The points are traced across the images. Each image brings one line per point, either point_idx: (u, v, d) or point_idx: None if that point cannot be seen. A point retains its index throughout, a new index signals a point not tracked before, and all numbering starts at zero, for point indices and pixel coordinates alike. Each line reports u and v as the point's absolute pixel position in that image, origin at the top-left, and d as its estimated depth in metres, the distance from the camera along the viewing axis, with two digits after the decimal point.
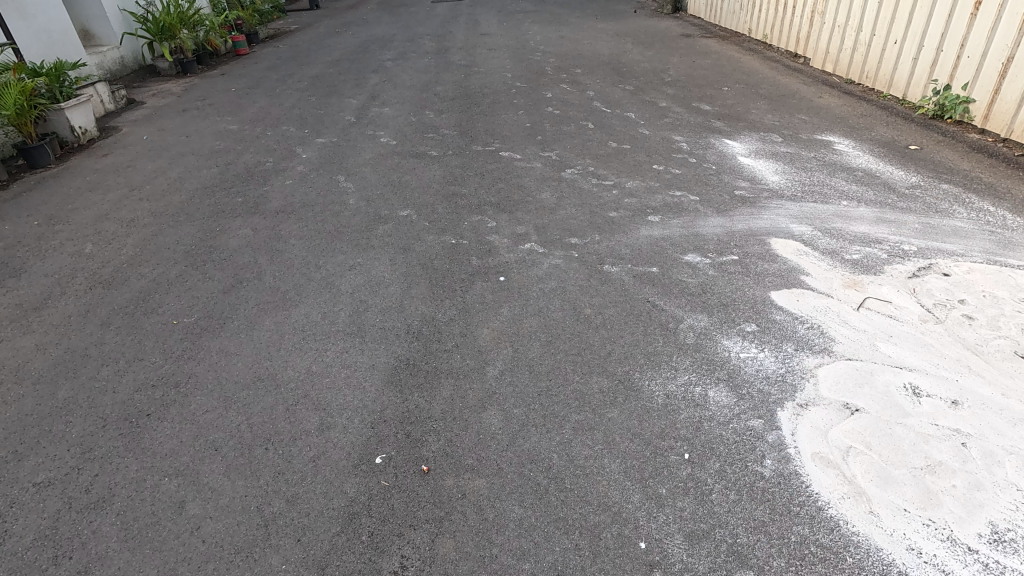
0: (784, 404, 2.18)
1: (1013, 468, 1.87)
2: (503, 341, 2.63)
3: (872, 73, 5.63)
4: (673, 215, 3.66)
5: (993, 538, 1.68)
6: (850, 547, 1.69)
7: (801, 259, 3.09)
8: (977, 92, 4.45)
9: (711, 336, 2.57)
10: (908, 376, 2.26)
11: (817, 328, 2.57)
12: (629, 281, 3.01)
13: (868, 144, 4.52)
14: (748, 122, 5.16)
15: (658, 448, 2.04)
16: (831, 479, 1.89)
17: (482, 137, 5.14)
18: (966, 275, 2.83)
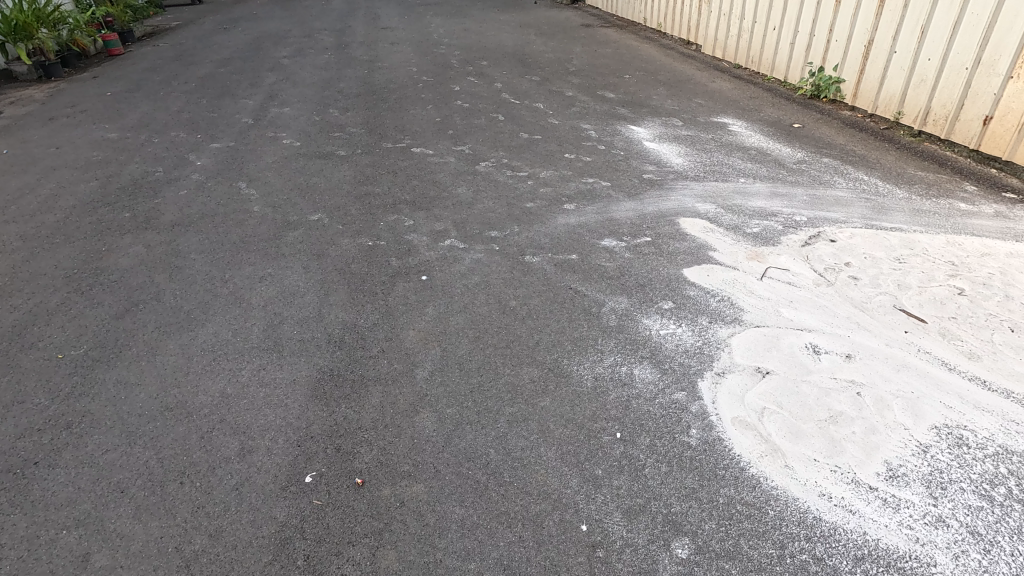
0: (703, 375, 2.30)
1: (900, 410, 2.08)
2: (431, 340, 2.59)
3: (756, 59, 6.04)
4: (587, 202, 3.75)
5: (889, 475, 1.86)
6: (771, 501, 1.81)
7: (708, 236, 3.27)
8: (846, 73, 4.90)
9: (632, 317, 2.66)
10: (808, 336, 2.45)
11: (727, 300, 2.73)
12: (550, 270, 3.05)
13: (757, 124, 4.85)
14: (650, 108, 5.38)
15: (591, 431, 2.09)
16: (750, 441, 2.01)
17: (391, 133, 5.01)
18: (849, 240, 3.11)
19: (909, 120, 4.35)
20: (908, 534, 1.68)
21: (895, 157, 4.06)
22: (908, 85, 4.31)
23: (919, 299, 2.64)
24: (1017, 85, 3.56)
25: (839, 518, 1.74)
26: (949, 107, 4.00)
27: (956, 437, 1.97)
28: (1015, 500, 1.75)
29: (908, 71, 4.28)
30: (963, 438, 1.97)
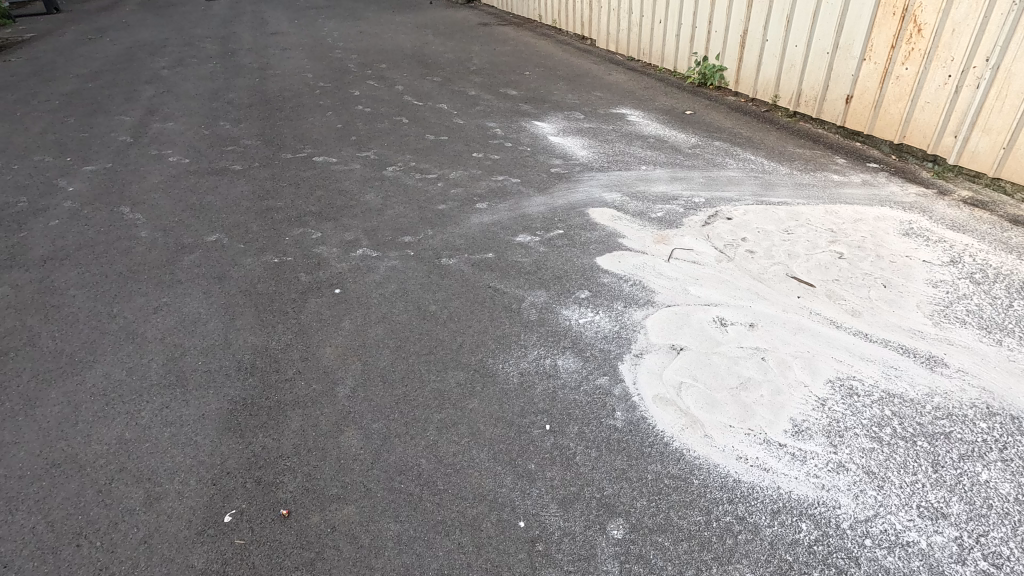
0: (623, 358, 2.38)
1: (799, 369, 2.26)
2: (350, 355, 2.50)
3: (647, 51, 6.33)
4: (498, 200, 3.76)
5: (795, 431, 2.01)
6: (694, 471, 1.90)
7: (617, 223, 3.39)
8: (727, 61, 5.24)
9: (552, 309, 2.71)
10: (715, 310, 2.60)
11: (639, 283, 2.84)
12: (468, 271, 3.03)
13: (653, 113, 5.08)
14: (552, 102, 5.49)
15: (521, 426, 2.11)
16: (671, 416, 2.11)
17: (290, 143, 4.78)
18: (743, 217, 3.34)
19: (785, 102, 4.72)
20: (816, 483, 1.82)
21: (776, 137, 4.40)
22: (781, 70, 4.68)
23: (807, 265, 2.87)
24: (870, 65, 3.95)
25: (755, 477, 1.86)
26: (817, 88, 4.38)
27: (848, 388, 2.16)
28: (899, 437, 1.94)
29: (779, 57, 4.65)
30: (853, 387, 2.16)
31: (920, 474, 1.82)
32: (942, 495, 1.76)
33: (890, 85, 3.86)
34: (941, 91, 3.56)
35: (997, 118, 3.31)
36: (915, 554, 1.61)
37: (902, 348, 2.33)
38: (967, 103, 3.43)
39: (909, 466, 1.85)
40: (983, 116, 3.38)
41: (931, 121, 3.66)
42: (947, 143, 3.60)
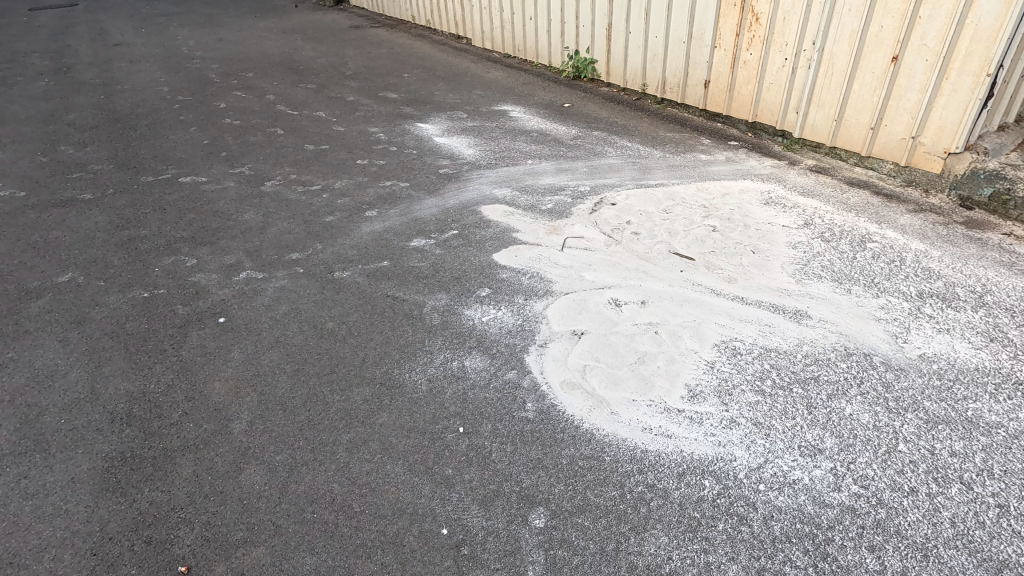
0: (528, 350, 2.42)
1: (689, 338, 2.43)
2: (243, 387, 2.32)
3: (522, 48, 6.46)
4: (389, 206, 3.67)
5: (691, 395, 2.15)
6: (605, 448, 1.98)
7: (510, 218, 3.44)
8: (597, 54, 5.48)
9: (454, 311, 2.69)
10: (609, 292, 2.72)
11: (537, 275, 2.90)
12: (363, 282, 2.94)
13: (533, 108, 5.21)
14: (433, 103, 5.44)
15: (434, 433, 2.08)
16: (579, 399, 2.18)
17: (149, 164, 4.35)
18: (626, 201, 3.52)
19: (652, 90, 5.03)
20: (713, 440, 1.97)
21: (648, 123, 4.68)
22: (645, 61, 4.97)
23: (686, 240, 3.08)
24: (721, 52, 4.31)
25: (660, 444, 1.97)
26: (678, 76, 4.71)
27: (732, 349, 2.35)
28: (778, 387, 2.15)
29: (643, 48, 4.94)
30: (736, 348, 2.36)
31: (798, 417, 2.02)
32: (817, 432, 1.96)
33: (739, 70, 4.23)
34: (781, 73, 3.96)
35: (828, 94, 3.74)
36: (801, 489, 1.78)
37: (773, 306, 2.57)
38: (803, 83, 3.85)
39: (788, 412, 2.05)
40: (816, 94, 3.81)
41: (777, 100, 4.06)
42: (791, 119, 4.03)
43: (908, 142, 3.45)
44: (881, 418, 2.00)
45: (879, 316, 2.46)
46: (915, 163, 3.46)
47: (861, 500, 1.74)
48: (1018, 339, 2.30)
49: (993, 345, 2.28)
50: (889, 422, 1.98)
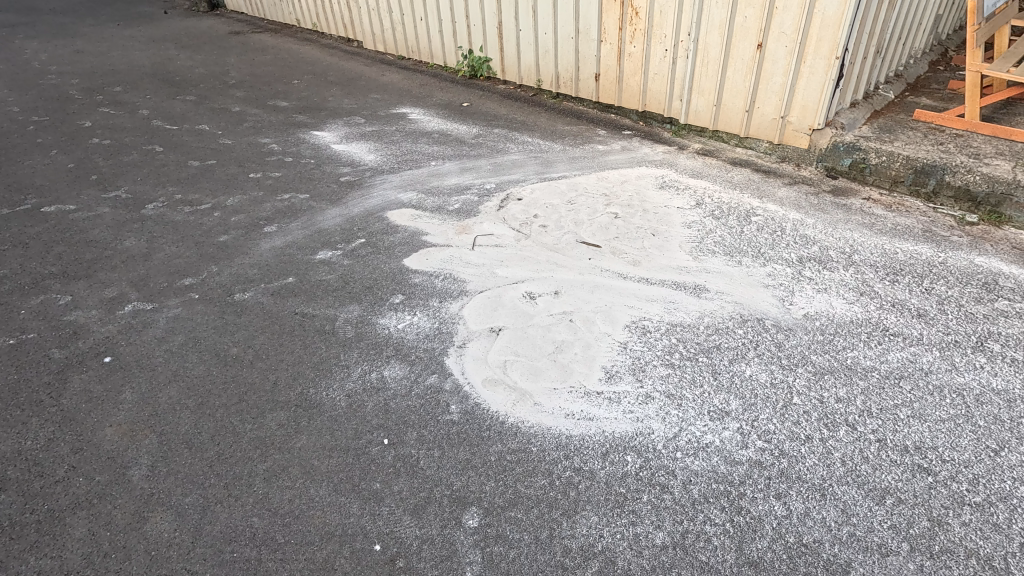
0: (448, 352, 2.41)
1: (602, 322, 2.52)
2: (140, 429, 2.13)
3: (415, 49, 6.38)
4: (289, 219, 3.50)
5: (608, 377, 2.23)
6: (531, 439, 2.01)
7: (418, 222, 3.39)
8: (490, 53, 5.52)
9: (368, 321, 2.62)
10: (523, 286, 2.76)
11: (450, 276, 2.89)
12: (268, 302, 2.78)
13: (432, 109, 5.17)
14: (328, 110, 5.25)
15: (358, 449, 2.01)
16: (502, 394, 2.19)
17: (4, 195, 3.86)
18: (532, 195, 3.58)
19: (548, 86, 5.15)
20: (632, 417, 2.06)
21: (546, 118, 4.79)
22: (538, 57, 5.07)
23: (591, 229, 3.19)
24: (607, 46, 4.48)
25: (583, 428, 2.03)
26: (571, 70, 4.85)
27: (642, 328, 2.47)
28: (686, 359, 2.29)
29: (534, 45, 5.03)
30: (646, 326, 2.47)
31: (705, 384, 2.16)
32: (723, 396, 2.11)
33: (625, 62, 4.43)
34: (663, 64, 4.19)
35: (707, 81, 4.01)
36: (713, 451, 1.91)
37: (675, 283, 2.73)
38: (684, 72, 4.09)
39: (696, 380, 2.18)
40: (696, 81, 4.07)
41: (662, 89, 4.30)
42: (677, 106, 4.28)
43: (778, 122, 3.77)
44: (777, 375, 2.18)
45: (767, 283, 2.68)
46: (786, 140, 3.80)
47: (766, 453, 1.89)
48: (882, 290, 2.59)
49: (863, 298, 2.55)
50: (784, 378, 2.17)
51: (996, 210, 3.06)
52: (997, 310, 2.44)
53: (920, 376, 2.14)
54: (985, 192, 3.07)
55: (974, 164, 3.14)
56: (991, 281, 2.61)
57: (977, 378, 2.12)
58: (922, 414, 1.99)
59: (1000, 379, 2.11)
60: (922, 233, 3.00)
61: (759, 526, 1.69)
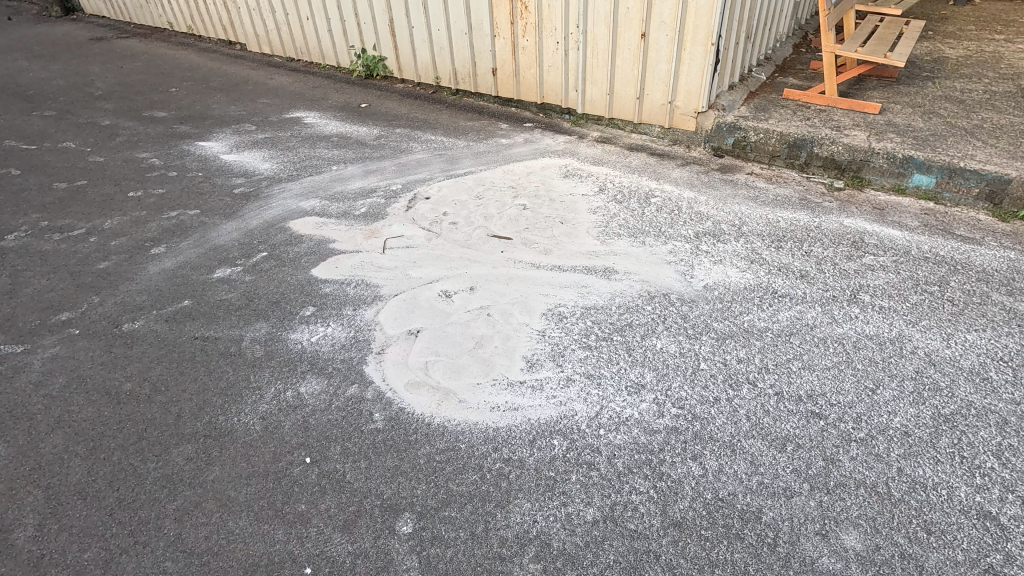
0: (367, 360, 2.34)
1: (519, 312, 2.56)
2: (21, 487, 1.91)
3: (305, 50, 6.11)
4: (180, 238, 3.25)
5: (529, 365, 2.27)
6: (459, 436, 2.01)
7: (323, 229, 3.27)
8: (384, 51, 5.39)
9: (278, 337, 2.49)
10: (438, 285, 2.74)
11: (362, 282, 2.81)
12: (164, 329, 2.57)
13: (328, 112, 4.98)
14: (214, 118, 4.92)
15: (278, 472, 1.92)
16: (426, 396, 2.17)
17: None
18: (440, 193, 3.55)
19: (446, 82, 5.12)
20: (555, 401, 2.11)
21: (448, 115, 4.76)
22: (433, 54, 5.02)
23: (501, 222, 3.22)
24: (501, 41, 4.52)
25: (509, 419, 2.06)
26: (468, 66, 4.85)
27: (558, 314, 2.54)
28: (602, 339, 2.37)
29: (428, 42, 4.97)
30: (561, 312, 2.54)
31: (621, 361, 2.26)
32: (639, 370, 2.21)
33: (520, 56, 4.48)
34: (556, 56, 4.29)
35: (598, 71, 4.15)
36: (633, 424, 2.00)
37: (586, 268, 2.82)
38: (576, 63, 4.21)
39: (613, 359, 2.27)
40: (589, 72, 4.20)
41: (558, 81, 4.40)
42: (574, 97, 4.40)
43: (667, 107, 3.99)
44: (685, 345, 2.32)
45: (670, 260, 2.83)
46: (676, 124, 4.02)
47: (681, 419, 2.01)
48: (769, 257, 2.82)
49: (754, 266, 2.76)
50: (691, 347, 2.31)
51: (858, 176, 3.42)
52: (865, 265, 2.73)
53: (807, 330, 2.36)
54: (847, 160, 3.41)
55: (836, 135, 3.48)
56: (858, 240, 2.92)
57: (853, 327, 2.36)
58: (811, 365, 2.20)
59: (872, 326, 2.37)
60: (799, 201, 3.29)
61: (680, 488, 1.80)
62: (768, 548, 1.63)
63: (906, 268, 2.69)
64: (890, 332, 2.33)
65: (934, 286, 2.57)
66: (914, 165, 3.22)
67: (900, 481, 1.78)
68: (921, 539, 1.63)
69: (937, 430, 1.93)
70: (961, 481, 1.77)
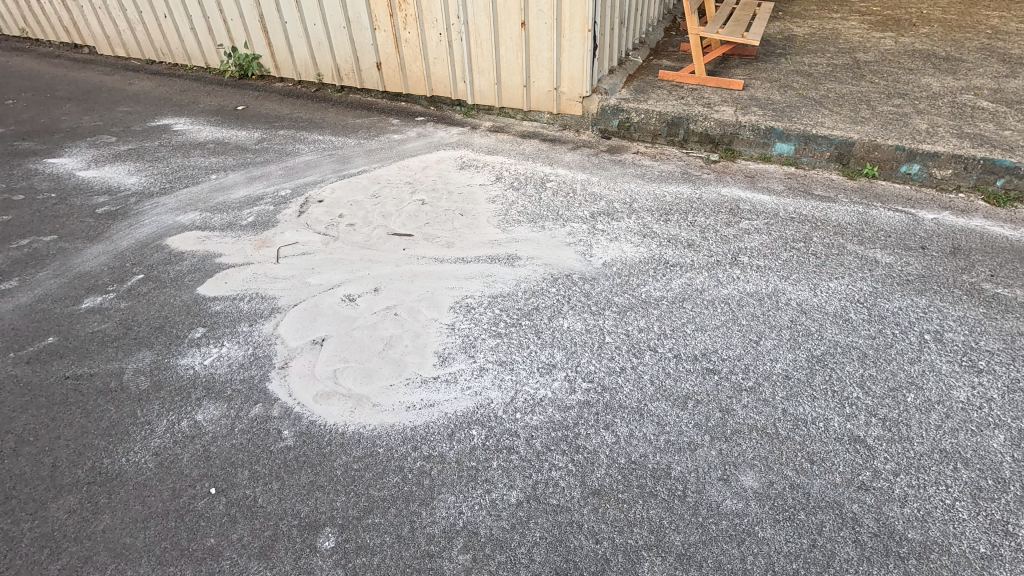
0: (270, 377, 2.22)
1: (427, 308, 2.53)
2: None
3: (166, 50, 5.61)
4: (36, 268, 2.89)
5: (442, 359, 2.26)
6: (377, 441, 1.97)
7: (207, 244, 3.04)
8: (257, 49, 5.07)
9: (166, 365, 2.29)
10: (340, 290, 2.65)
11: (256, 296, 2.65)
12: (27, 373, 2.29)
13: (201, 117, 4.62)
14: (63, 131, 4.39)
15: (180, 509, 1.78)
16: (337, 405, 2.10)
17: None
18: (333, 195, 3.42)
19: (330, 79, 4.91)
20: (471, 392, 2.12)
21: (334, 113, 4.58)
22: (312, 50, 4.79)
23: (401, 219, 3.16)
24: (382, 33, 4.39)
25: (426, 416, 2.04)
26: (350, 61, 4.67)
27: (466, 305, 2.54)
28: (511, 325, 2.41)
29: (304, 37, 4.73)
30: (469, 303, 2.55)
31: (531, 345, 2.31)
32: (549, 351, 2.27)
33: (403, 48, 4.39)
34: (440, 47, 4.24)
35: (484, 61, 4.16)
36: (548, 403, 2.06)
37: (490, 257, 2.84)
38: (461, 54, 4.19)
39: (523, 343, 2.32)
40: (474, 62, 4.20)
41: (445, 73, 4.36)
42: (462, 87, 4.39)
43: (554, 94, 4.09)
44: (590, 321, 2.41)
45: (569, 241, 2.93)
46: (564, 109, 4.14)
47: (592, 392, 2.09)
48: (660, 230, 2.99)
49: (646, 240, 2.92)
50: (596, 323, 2.40)
51: (729, 148, 3.71)
52: (742, 229, 2.98)
53: (697, 295, 2.54)
54: (719, 134, 3.69)
55: (708, 112, 3.75)
56: (735, 207, 3.17)
57: (736, 287, 2.57)
58: (703, 326, 2.37)
59: (752, 284, 2.59)
60: (681, 175, 3.51)
61: (596, 457, 1.88)
62: (679, 500, 1.75)
63: (776, 229, 2.97)
64: (768, 288, 2.56)
65: (801, 243, 2.85)
66: (775, 134, 3.54)
67: (785, 420, 1.97)
68: (805, 469, 1.82)
69: (811, 371, 2.16)
70: (834, 412, 1.99)
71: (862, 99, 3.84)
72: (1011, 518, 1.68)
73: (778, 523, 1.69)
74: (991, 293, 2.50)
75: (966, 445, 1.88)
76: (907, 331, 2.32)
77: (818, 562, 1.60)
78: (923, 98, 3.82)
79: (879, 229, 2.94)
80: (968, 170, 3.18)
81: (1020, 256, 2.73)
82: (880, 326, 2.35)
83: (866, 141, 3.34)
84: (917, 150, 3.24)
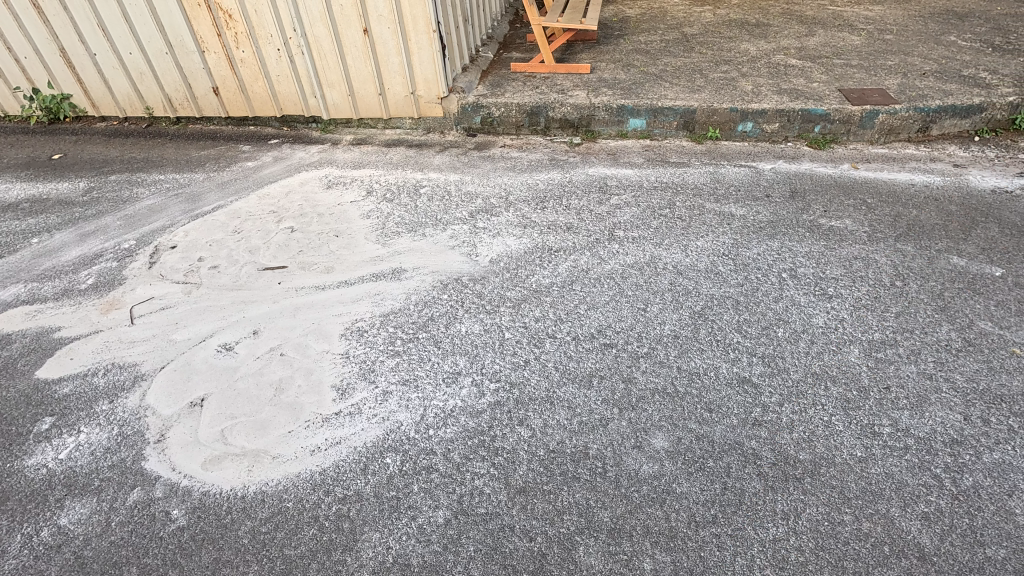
0: (146, 455, 1.96)
1: (316, 341, 2.38)
2: None
3: None
4: None
5: (341, 393, 2.13)
6: (284, 496, 1.81)
7: (40, 318, 2.62)
8: (66, 87, 4.46)
9: (12, 468, 1.95)
10: (213, 341, 2.40)
11: (113, 367, 2.33)
12: None
13: (7, 173, 3.98)
14: None
15: None
16: (231, 468, 1.90)
17: None
18: (187, 238, 3.10)
19: (162, 111, 4.45)
20: (378, 420, 2.02)
21: (174, 148, 4.16)
22: (133, 82, 4.30)
23: (270, 251, 2.94)
24: (212, 55, 4.02)
25: (334, 456, 1.91)
26: (182, 89, 4.25)
27: (357, 330, 2.42)
28: (409, 341, 2.33)
29: (121, 68, 4.22)
30: (360, 328, 2.43)
31: (433, 357, 2.25)
32: (451, 360, 2.23)
33: (240, 68, 4.06)
34: (281, 64, 3.97)
35: (332, 74, 3.97)
36: (459, 413, 2.02)
37: (374, 275, 2.73)
38: (306, 69, 3.96)
39: (424, 357, 2.25)
40: (322, 76, 4.00)
41: (292, 90, 4.12)
42: (314, 103, 4.17)
43: (411, 98, 4.01)
44: (487, 321, 2.40)
45: (452, 244, 2.89)
46: (424, 112, 4.08)
47: (501, 391, 2.08)
48: (538, 218, 3.05)
49: (527, 230, 2.96)
50: (493, 321, 2.40)
51: (589, 129, 3.87)
52: (613, 206, 3.11)
53: (584, 275, 2.62)
54: (577, 118, 3.84)
55: (563, 98, 3.88)
56: (604, 184, 3.32)
57: (616, 262, 2.69)
58: (595, 303, 2.45)
59: (630, 256, 2.72)
60: (549, 162, 3.61)
61: (515, 455, 1.87)
62: (601, 477, 1.80)
63: (644, 199, 3.14)
64: (645, 257, 2.71)
65: (667, 209, 3.04)
66: (627, 111, 3.75)
67: (681, 376, 2.10)
68: (706, 419, 1.95)
69: (696, 326, 2.31)
70: (720, 360, 2.15)
71: (695, 69, 4.17)
72: (875, 420, 1.92)
73: (691, 475, 1.79)
74: (828, 227, 2.84)
75: (832, 364, 2.12)
76: (767, 273, 2.56)
77: (732, 502, 1.71)
78: (744, 62, 4.23)
79: (730, 185, 3.23)
80: (791, 121, 3.58)
81: (843, 190, 3.12)
82: (745, 273, 2.57)
83: (704, 107, 3.64)
84: (747, 110, 3.59)
